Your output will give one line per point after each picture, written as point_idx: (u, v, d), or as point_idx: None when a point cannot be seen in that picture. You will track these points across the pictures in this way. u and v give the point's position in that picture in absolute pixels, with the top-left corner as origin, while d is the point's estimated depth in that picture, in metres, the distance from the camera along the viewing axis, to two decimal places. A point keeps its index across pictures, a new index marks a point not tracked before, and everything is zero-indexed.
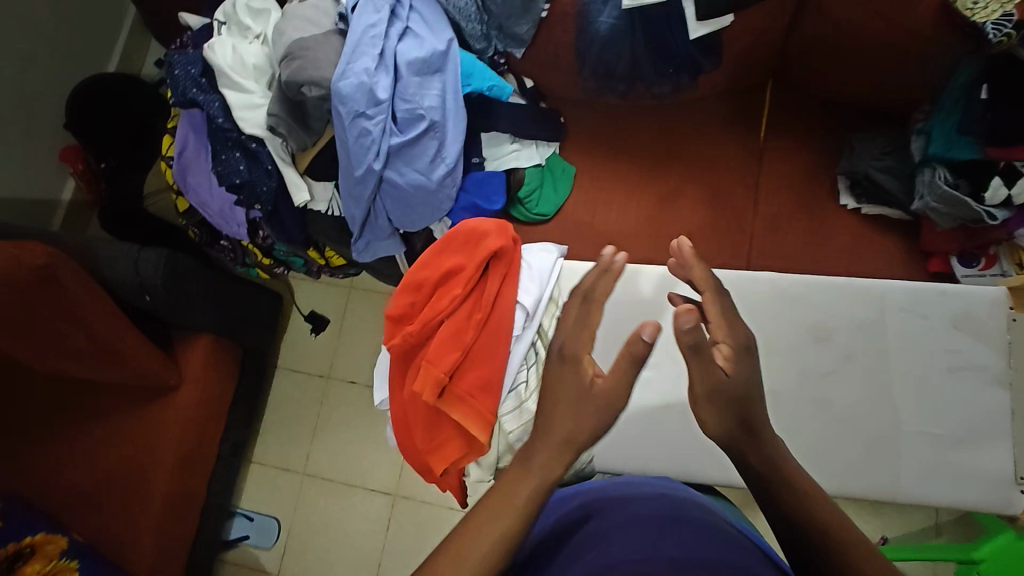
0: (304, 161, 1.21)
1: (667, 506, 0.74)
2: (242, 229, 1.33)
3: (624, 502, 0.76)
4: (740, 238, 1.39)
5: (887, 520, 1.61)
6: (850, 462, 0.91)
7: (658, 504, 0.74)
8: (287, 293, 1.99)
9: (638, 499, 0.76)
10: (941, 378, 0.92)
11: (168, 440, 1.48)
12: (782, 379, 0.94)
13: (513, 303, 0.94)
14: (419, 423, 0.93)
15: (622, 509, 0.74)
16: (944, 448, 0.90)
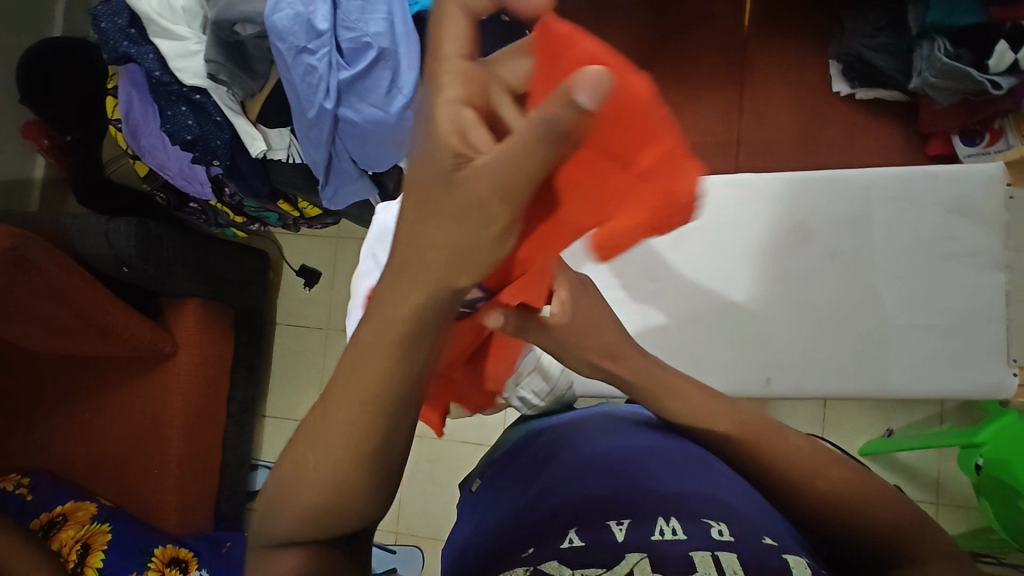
0: (254, 110, 1.15)
1: (643, 432, 0.74)
2: (206, 187, 1.29)
3: (602, 429, 0.77)
4: (725, 142, 1.32)
5: (890, 412, 1.63)
6: (838, 364, 0.89)
7: (635, 431, 0.75)
8: (275, 249, 1.97)
9: (617, 433, 0.75)
10: (930, 267, 0.87)
11: (174, 406, 1.51)
12: (762, 288, 0.91)
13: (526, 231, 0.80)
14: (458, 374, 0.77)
15: (599, 438, 0.74)
16: (936, 337, 0.87)
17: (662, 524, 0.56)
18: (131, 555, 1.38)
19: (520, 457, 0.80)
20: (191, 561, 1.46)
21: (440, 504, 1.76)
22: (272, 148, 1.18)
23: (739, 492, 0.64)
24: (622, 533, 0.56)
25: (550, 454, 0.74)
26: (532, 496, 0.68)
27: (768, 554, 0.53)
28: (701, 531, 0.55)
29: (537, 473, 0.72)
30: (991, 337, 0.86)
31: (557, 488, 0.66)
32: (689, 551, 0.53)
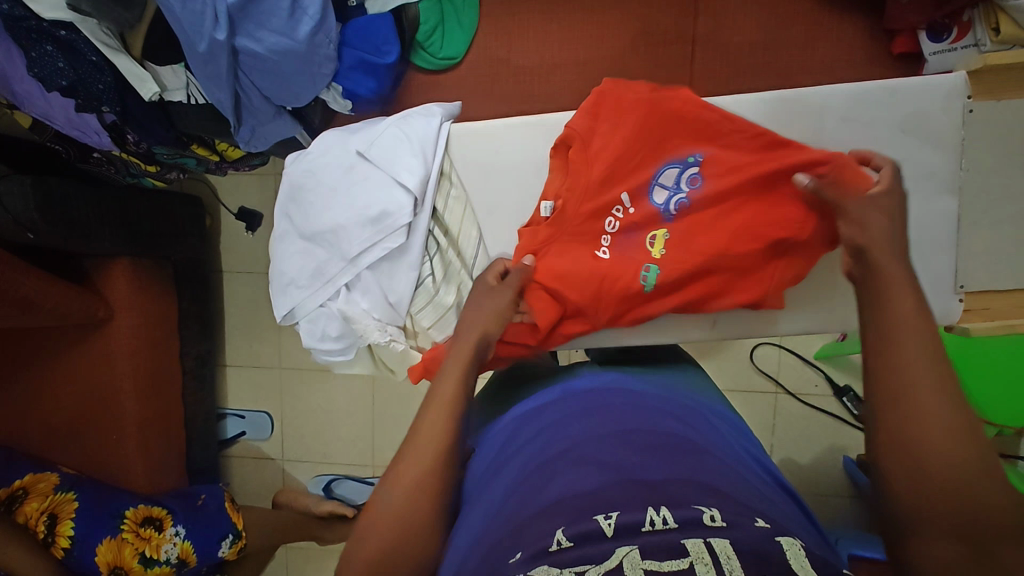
0: (137, 44, 0.98)
1: (640, 415, 0.70)
2: (104, 137, 1.14)
3: (609, 414, 0.71)
4: (679, 48, 1.19)
5: None
6: None
7: (628, 414, 0.70)
8: (209, 191, 1.83)
9: (613, 417, 0.70)
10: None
11: (122, 370, 1.45)
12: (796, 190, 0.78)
13: (647, 176, 0.80)
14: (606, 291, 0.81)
15: (590, 422, 0.69)
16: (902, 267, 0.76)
17: (652, 513, 0.52)
18: (102, 518, 1.38)
19: (504, 445, 0.73)
20: (166, 518, 1.47)
21: None
22: (166, 88, 1.04)
23: (735, 482, 0.60)
24: (609, 526, 0.51)
25: (537, 440, 0.69)
26: (514, 486, 0.62)
27: (762, 536, 0.50)
28: (693, 516, 0.52)
29: (523, 459, 0.66)
30: (940, 266, 0.76)
31: (545, 476, 0.61)
32: (681, 539, 0.49)
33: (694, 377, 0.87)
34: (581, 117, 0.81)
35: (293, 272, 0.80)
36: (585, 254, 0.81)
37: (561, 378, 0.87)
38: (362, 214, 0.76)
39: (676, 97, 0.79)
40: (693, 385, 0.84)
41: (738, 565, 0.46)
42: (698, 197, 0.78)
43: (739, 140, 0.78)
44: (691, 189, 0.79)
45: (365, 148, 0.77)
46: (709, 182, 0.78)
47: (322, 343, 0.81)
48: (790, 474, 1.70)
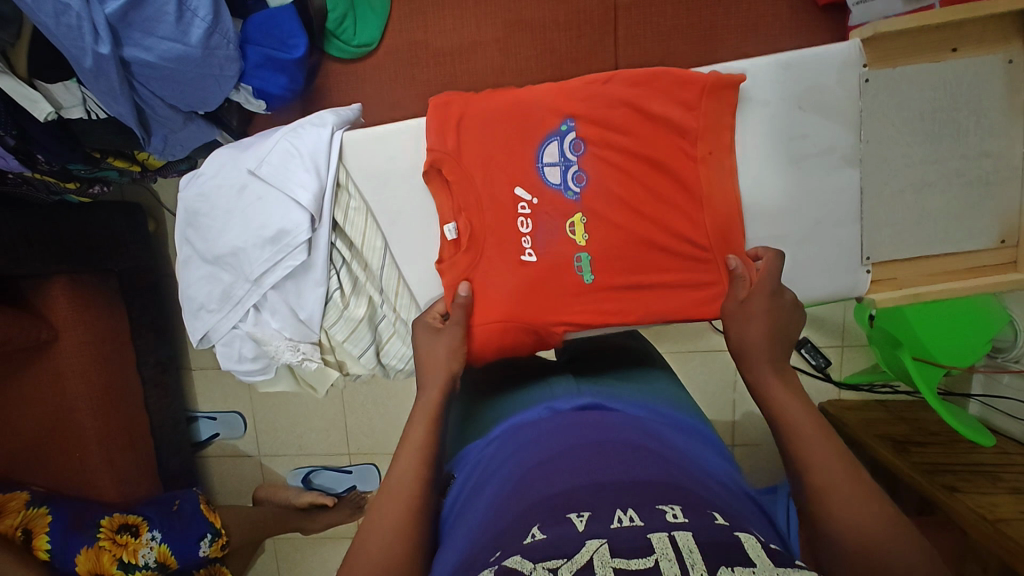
0: (21, 62, 0.92)
1: (613, 424, 0.67)
2: (12, 161, 1.05)
3: (585, 422, 0.67)
4: (602, 15, 1.13)
5: None
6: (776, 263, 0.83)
7: (598, 421, 0.67)
8: (144, 193, 1.70)
9: (590, 425, 0.67)
10: (773, 169, 0.74)
11: (78, 388, 1.45)
12: None
13: (535, 166, 0.74)
14: (555, 299, 0.75)
15: (568, 431, 0.66)
16: None
17: (619, 513, 0.49)
18: (78, 529, 1.41)
19: (476, 466, 0.69)
20: (142, 523, 1.49)
21: (388, 425, 1.75)
22: (63, 107, 1.00)
23: (693, 477, 0.58)
24: (581, 525, 0.48)
25: (508, 453, 0.66)
26: (491, 501, 0.58)
27: (721, 531, 0.46)
28: (655, 516, 0.49)
29: (497, 472, 0.63)
30: (843, 240, 0.75)
31: (518, 483, 0.58)
32: (647, 534, 0.46)
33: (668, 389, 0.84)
34: (433, 138, 0.75)
35: (201, 297, 0.79)
36: (511, 275, 0.75)
37: (536, 389, 0.83)
38: (260, 235, 0.74)
39: (524, 103, 0.74)
40: (665, 399, 0.80)
41: (699, 556, 0.43)
42: (592, 165, 0.73)
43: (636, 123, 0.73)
44: (578, 157, 0.74)
45: (256, 165, 0.75)
46: (595, 144, 0.73)
47: (240, 364, 0.80)
48: (755, 426, 1.74)
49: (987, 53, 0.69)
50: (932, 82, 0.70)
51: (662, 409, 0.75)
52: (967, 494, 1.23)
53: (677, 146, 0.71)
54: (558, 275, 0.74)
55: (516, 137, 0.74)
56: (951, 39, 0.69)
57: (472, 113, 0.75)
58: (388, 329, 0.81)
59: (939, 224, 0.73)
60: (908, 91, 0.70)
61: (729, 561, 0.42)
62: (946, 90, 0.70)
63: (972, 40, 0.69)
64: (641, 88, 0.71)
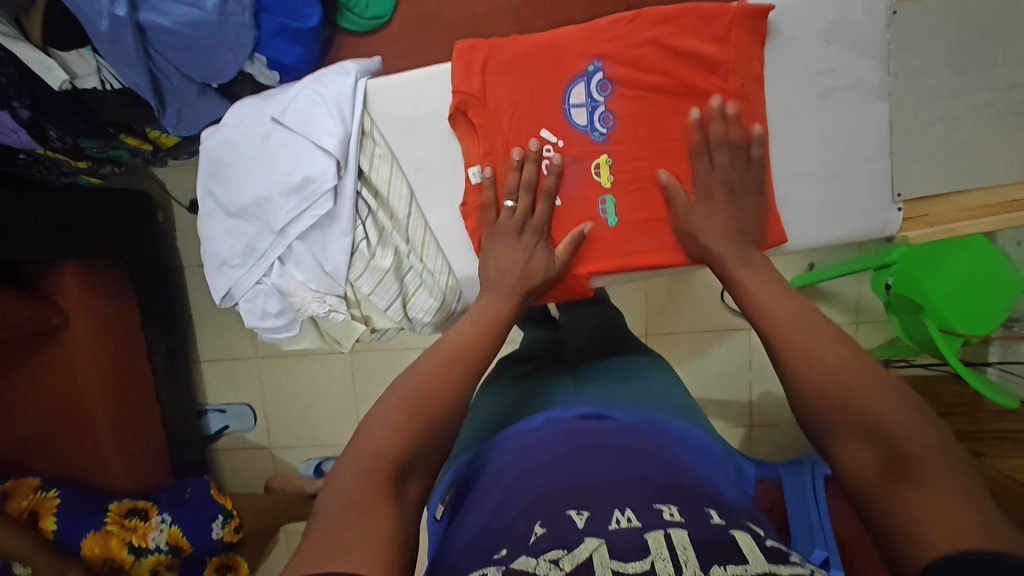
0: (35, 29, 0.93)
1: (612, 428, 0.68)
2: (24, 135, 1.05)
3: (583, 425, 0.68)
4: None
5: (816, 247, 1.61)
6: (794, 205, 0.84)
7: (596, 425, 0.68)
8: (153, 182, 1.69)
9: (588, 426, 0.68)
10: (802, 104, 0.73)
11: (89, 375, 1.43)
12: None
13: (562, 109, 0.75)
14: (580, 239, 0.77)
15: (568, 433, 0.66)
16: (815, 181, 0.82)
17: (618, 513, 0.50)
18: (90, 514, 1.39)
19: (477, 469, 0.69)
20: (151, 507, 1.47)
21: None
22: (77, 75, 0.99)
23: (690, 476, 0.60)
24: (582, 521, 0.50)
25: (505, 455, 0.67)
26: (493, 503, 0.59)
27: (716, 528, 0.48)
28: (653, 513, 0.50)
29: (498, 474, 0.64)
30: (875, 176, 0.75)
31: (517, 484, 0.59)
32: (644, 534, 0.47)
33: (671, 390, 0.83)
34: (459, 80, 0.74)
35: (224, 252, 0.78)
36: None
37: (538, 393, 0.82)
38: (284, 183, 0.73)
39: (556, 44, 0.73)
40: (668, 400, 0.80)
41: (693, 554, 0.44)
42: (618, 106, 0.74)
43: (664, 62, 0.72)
44: (604, 98, 0.74)
45: (280, 113, 0.74)
46: (620, 84, 0.73)
47: (263, 321, 0.79)
48: (772, 405, 1.72)
49: None
50: (957, 13, 0.70)
51: (661, 412, 0.75)
52: (997, 459, 1.22)
53: (708, 85, 0.72)
54: (582, 217, 0.77)
55: (542, 79, 0.74)
56: None
57: (497, 56, 0.74)
58: (414, 282, 0.79)
59: (968, 159, 0.73)
60: (934, 22, 0.70)
61: (723, 559, 0.43)
62: (972, 21, 0.70)
63: None
64: (667, 27, 0.71)
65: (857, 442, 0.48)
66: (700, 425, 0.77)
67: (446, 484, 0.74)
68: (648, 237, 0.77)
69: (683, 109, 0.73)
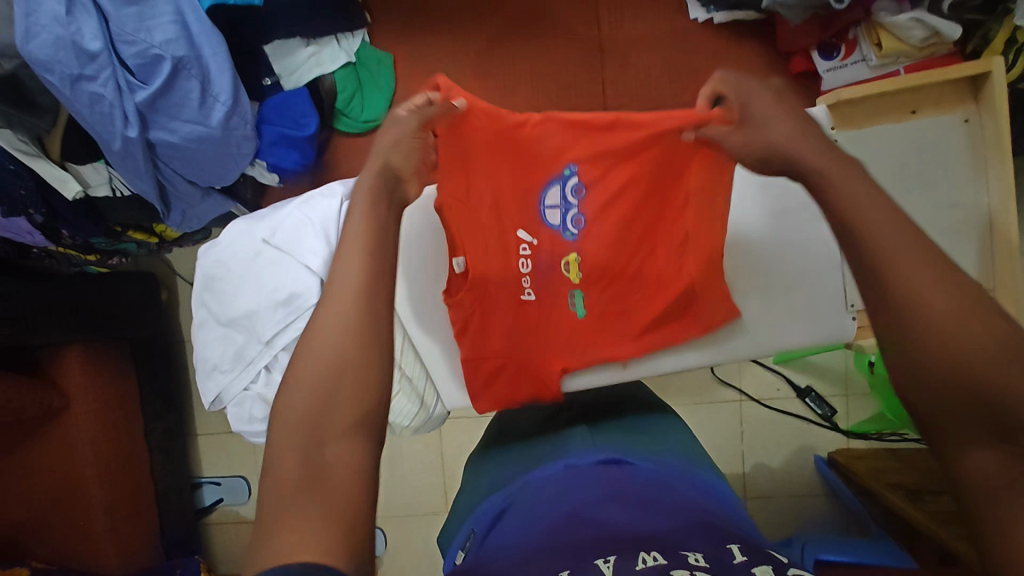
0: (55, 147, 1.01)
1: (630, 477, 0.68)
2: (37, 235, 1.12)
3: (601, 472, 0.69)
4: (591, 86, 1.22)
5: None
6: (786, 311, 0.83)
7: (617, 476, 0.68)
8: (160, 262, 1.76)
9: (607, 473, 0.68)
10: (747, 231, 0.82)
11: (87, 455, 1.46)
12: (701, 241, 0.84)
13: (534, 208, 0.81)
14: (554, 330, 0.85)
15: (588, 482, 0.67)
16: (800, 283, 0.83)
17: (642, 556, 0.51)
18: None
19: (500, 511, 0.69)
20: None
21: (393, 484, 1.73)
22: (90, 185, 1.07)
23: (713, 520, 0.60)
24: (608, 568, 0.50)
25: (526, 504, 0.66)
26: (518, 546, 0.59)
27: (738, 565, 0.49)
28: (677, 557, 0.51)
29: (521, 522, 0.63)
30: (829, 288, 0.81)
31: (545, 534, 0.59)
32: (668, 571, 0.48)
33: (675, 438, 0.84)
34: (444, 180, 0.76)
35: (215, 358, 0.83)
36: (511, 311, 0.84)
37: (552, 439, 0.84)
38: (273, 298, 0.79)
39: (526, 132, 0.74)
40: (676, 451, 0.81)
41: None
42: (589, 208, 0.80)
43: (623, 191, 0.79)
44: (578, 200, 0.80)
45: (269, 234, 0.82)
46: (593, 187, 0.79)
47: (249, 425, 0.82)
48: (767, 478, 1.71)
49: (945, 112, 0.76)
50: (894, 143, 0.77)
51: (673, 458, 0.76)
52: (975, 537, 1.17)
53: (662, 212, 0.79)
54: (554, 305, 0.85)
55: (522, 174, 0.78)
56: (911, 101, 0.77)
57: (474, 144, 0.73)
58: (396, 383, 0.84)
59: None
60: (877, 149, 0.77)
61: None
62: (910, 149, 0.77)
63: (929, 102, 0.77)
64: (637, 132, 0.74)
65: (978, 444, 0.39)
66: (707, 470, 0.78)
67: (466, 534, 0.71)
68: (614, 329, 0.85)
69: (648, 210, 0.79)
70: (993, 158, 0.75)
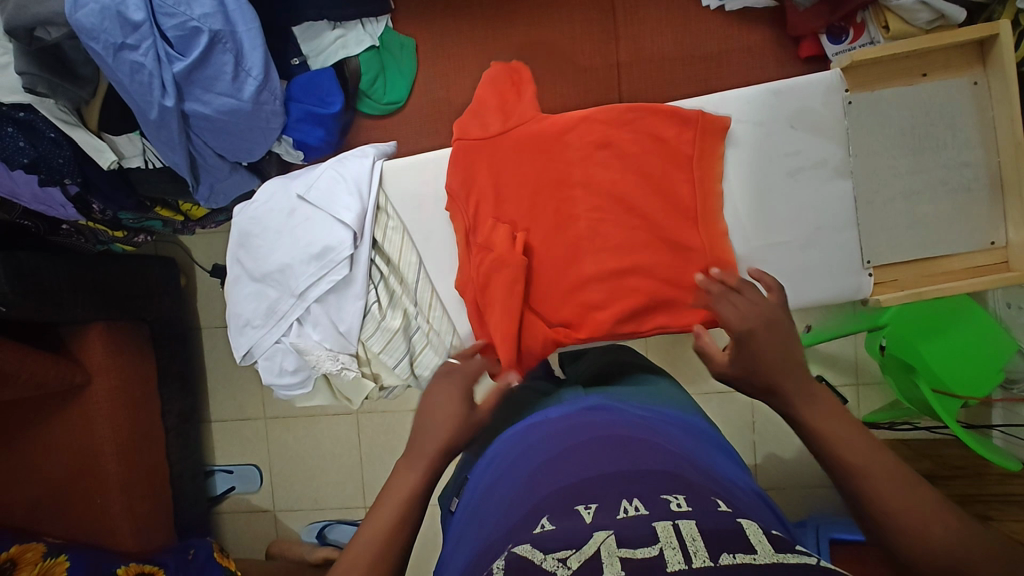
0: (93, 117, 1.05)
1: (625, 425, 0.68)
2: (69, 208, 1.17)
3: (590, 422, 0.69)
4: (607, 70, 1.25)
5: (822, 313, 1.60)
6: (819, 264, 0.83)
7: (608, 421, 0.68)
8: (179, 250, 1.79)
9: (595, 422, 0.69)
10: (772, 186, 0.83)
11: (106, 432, 1.47)
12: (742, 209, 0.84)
13: (594, 184, 0.84)
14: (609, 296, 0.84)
15: (576, 432, 0.67)
16: (827, 236, 0.82)
17: (624, 504, 0.52)
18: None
19: (487, 461, 0.71)
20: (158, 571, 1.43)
21: None
22: (124, 156, 1.12)
23: (709, 479, 0.60)
24: (589, 516, 0.52)
25: (514, 449, 0.69)
26: (505, 498, 0.61)
27: (723, 520, 0.48)
28: (659, 505, 0.51)
29: (509, 472, 0.65)
30: (846, 245, 0.83)
31: (530, 480, 0.61)
32: (652, 523, 0.48)
33: (672, 393, 0.84)
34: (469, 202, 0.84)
35: (247, 313, 0.85)
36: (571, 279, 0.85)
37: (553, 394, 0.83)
38: (306, 252, 0.82)
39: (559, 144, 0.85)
40: (669, 400, 0.81)
41: (702, 544, 0.44)
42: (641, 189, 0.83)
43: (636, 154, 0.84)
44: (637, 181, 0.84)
45: (305, 191, 0.85)
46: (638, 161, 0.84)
47: (280, 378, 0.85)
48: (778, 469, 1.71)
49: (954, 76, 0.78)
50: (909, 104, 0.79)
51: (665, 408, 0.77)
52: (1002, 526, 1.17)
53: (679, 176, 0.83)
54: (605, 274, 0.84)
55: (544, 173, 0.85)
56: (921, 65, 0.79)
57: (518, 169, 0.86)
58: (421, 341, 0.87)
59: (930, 231, 0.80)
60: (887, 112, 0.80)
61: (731, 547, 0.43)
62: (922, 113, 0.79)
63: (939, 66, 0.79)
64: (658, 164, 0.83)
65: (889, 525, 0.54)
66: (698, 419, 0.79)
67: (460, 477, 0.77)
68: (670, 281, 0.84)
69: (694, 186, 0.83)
70: (1002, 119, 0.77)
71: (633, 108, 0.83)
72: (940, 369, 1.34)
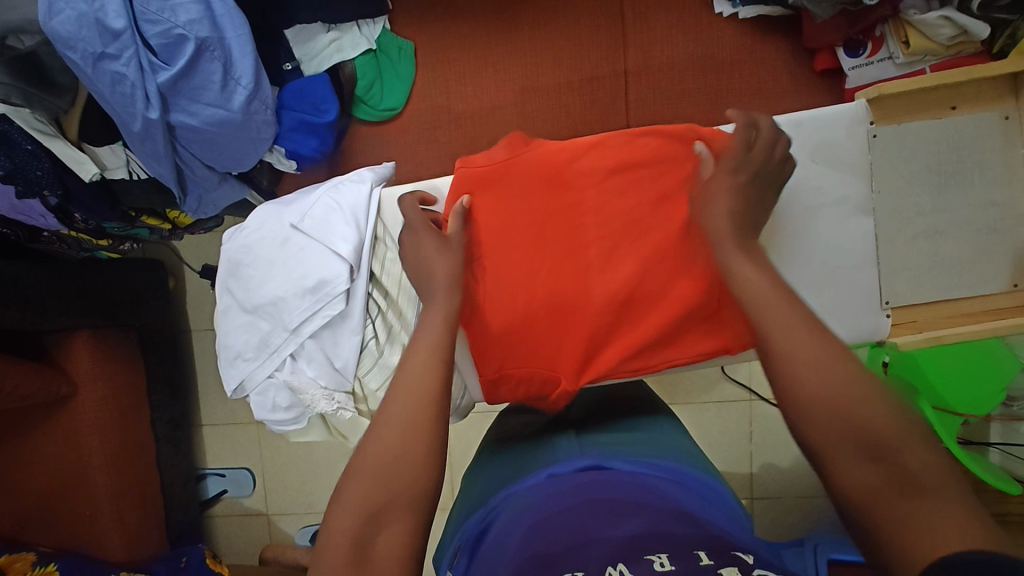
0: (72, 127, 1.00)
1: (611, 485, 0.64)
2: (50, 218, 1.11)
3: (577, 480, 0.65)
4: (614, 78, 1.20)
5: None
6: (839, 304, 0.80)
7: (596, 482, 0.65)
8: (167, 251, 1.74)
9: (581, 482, 0.65)
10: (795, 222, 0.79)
11: (94, 441, 1.43)
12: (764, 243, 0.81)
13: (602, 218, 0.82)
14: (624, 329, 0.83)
15: (565, 491, 0.64)
16: (846, 276, 0.79)
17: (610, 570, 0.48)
18: None
19: (484, 531, 0.67)
20: None
21: None
22: (107, 168, 1.06)
23: (715, 528, 0.57)
24: None
25: (506, 515, 0.65)
26: (491, 566, 0.57)
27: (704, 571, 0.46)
28: (644, 565, 0.48)
29: (498, 539, 0.61)
30: (865, 285, 0.80)
31: (515, 542, 0.57)
32: None
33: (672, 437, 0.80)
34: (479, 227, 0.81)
35: (238, 345, 0.81)
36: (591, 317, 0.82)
37: (545, 447, 0.79)
38: (300, 285, 0.78)
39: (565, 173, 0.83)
40: (672, 449, 0.77)
41: None
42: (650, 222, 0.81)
43: (641, 184, 0.82)
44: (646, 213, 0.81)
45: (298, 220, 0.81)
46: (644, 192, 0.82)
47: (273, 413, 0.82)
48: (777, 478, 1.70)
49: (985, 109, 0.75)
50: (937, 138, 0.76)
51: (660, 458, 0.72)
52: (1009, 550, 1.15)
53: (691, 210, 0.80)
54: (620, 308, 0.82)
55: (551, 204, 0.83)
56: (951, 97, 0.76)
57: (524, 199, 0.83)
58: None
59: (948, 269, 0.78)
60: (914, 145, 0.77)
61: None
62: (950, 147, 0.76)
63: (969, 99, 0.76)
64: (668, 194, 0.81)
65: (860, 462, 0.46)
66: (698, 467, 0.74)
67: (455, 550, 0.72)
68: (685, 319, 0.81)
69: None
70: None
71: (645, 132, 0.81)
72: (948, 391, 1.31)
